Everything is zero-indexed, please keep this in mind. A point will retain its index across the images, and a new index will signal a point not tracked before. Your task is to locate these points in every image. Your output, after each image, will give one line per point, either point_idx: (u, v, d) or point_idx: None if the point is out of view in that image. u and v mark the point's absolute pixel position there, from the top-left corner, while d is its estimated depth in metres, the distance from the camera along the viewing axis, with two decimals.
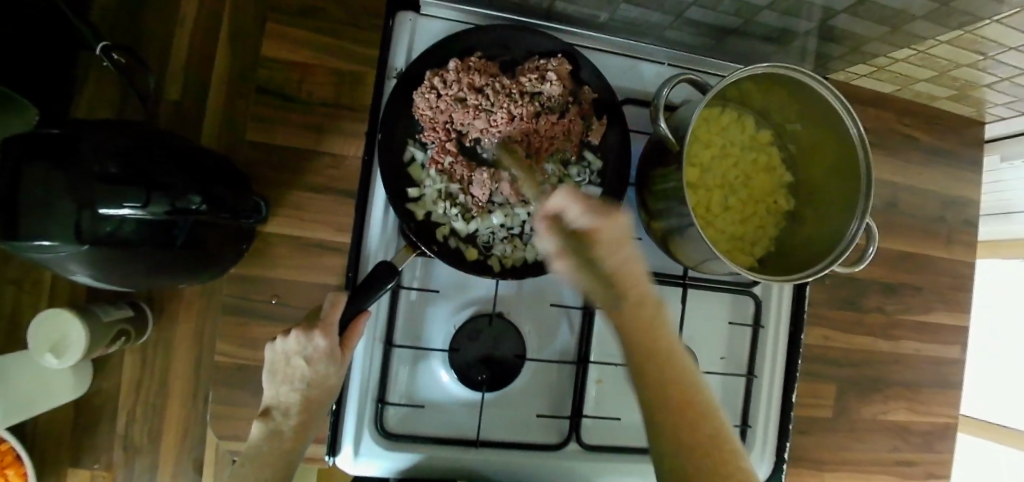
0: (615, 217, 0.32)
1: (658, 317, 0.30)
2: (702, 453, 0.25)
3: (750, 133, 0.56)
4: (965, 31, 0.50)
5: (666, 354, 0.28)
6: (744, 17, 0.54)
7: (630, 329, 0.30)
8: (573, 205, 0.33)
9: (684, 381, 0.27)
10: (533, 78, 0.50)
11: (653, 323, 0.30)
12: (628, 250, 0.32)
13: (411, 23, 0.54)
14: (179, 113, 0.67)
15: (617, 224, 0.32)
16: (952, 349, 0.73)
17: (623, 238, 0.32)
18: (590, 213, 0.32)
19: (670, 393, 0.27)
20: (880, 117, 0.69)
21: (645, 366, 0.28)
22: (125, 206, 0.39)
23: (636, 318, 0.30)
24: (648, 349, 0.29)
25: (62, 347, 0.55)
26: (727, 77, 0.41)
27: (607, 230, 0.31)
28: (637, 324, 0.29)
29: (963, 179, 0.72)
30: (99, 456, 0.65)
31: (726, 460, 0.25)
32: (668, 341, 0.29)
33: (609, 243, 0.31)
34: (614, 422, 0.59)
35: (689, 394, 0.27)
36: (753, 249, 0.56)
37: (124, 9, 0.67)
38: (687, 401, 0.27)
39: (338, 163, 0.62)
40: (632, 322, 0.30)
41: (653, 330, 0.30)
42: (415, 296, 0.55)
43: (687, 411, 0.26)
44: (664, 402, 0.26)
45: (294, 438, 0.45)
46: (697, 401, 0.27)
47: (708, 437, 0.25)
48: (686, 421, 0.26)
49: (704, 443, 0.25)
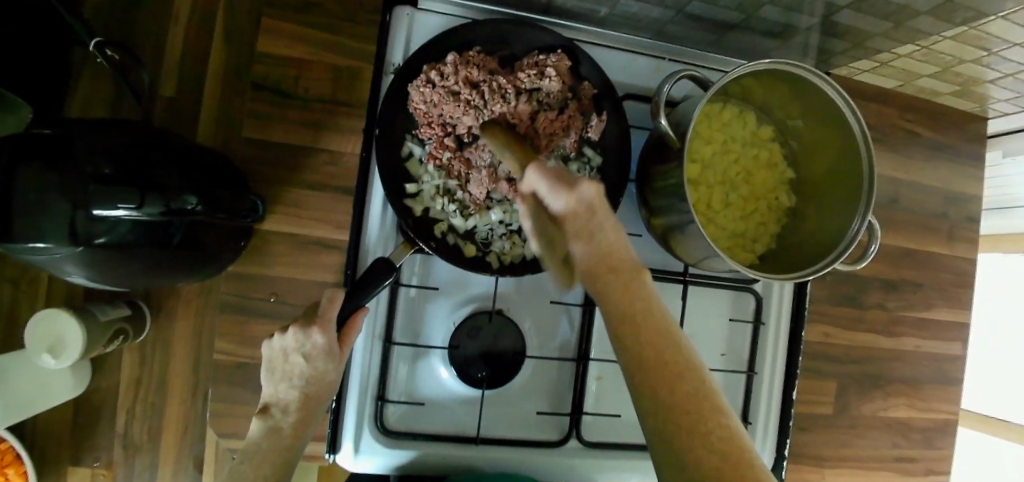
0: (579, 188, 0.36)
1: (636, 282, 0.31)
2: (683, 411, 0.24)
3: (751, 129, 0.56)
4: (969, 27, 0.50)
5: (645, 319, 0.29)
6: (747, 13, 0.53)
7: (609, 297, 0.31)
8: (541, 183, 0.37)
9: (664, 341, 0.28)
10: (532, 74, 0.48)
11: (630, 285, 0.31)
12: (593, 217, 0.35)
13: (409, 18, 0.53)
14: (175, 110, 0.67)
15: (580, 195, 0.35)
16: (953, 346, 0.73)
17: (587, 208, 0.35)
18: (554, 189, 0.36)
19: (649, 352, 0.27)
20: (882, 113, 0.69)
21: (624, 326, 0.29)
22: (119, 208, 0.39)
23: (612, 282, 0.31)
24: (627, 313, 0.29)
25: (59, 347, 0.54)
26: (729, 73, 0.41)
27: (572, 203, 0.35)
28: (607, 284, 0.32)
29: (965, 175, 0.72)
30: (99, 455, 0.65)
31: (705, 413, 0.25)
32: (650, 305, 0.30)
33: (571, 213, 0.35)
34: (614, 420, 0.59)
35: (669, 352, 0.27)
36: (754, 246, 0.56)
37: (119, 5, 0.67)
38: (667, 358, 0.27)
39: (337, 161, 0.62)
40: (613, 290, 0.31)
41: (632, 294, 0.30)
42: (414, 293, 0.54)
43: (664, 367, 0.26)
44: (642, 360, 0.27)
45: (293, 435, 0.44)
46: (676, 358, 0.27)
47: (688, 390, 0.25)
48: (664, 372, 0.26)
49: (685, 401, 0.25)
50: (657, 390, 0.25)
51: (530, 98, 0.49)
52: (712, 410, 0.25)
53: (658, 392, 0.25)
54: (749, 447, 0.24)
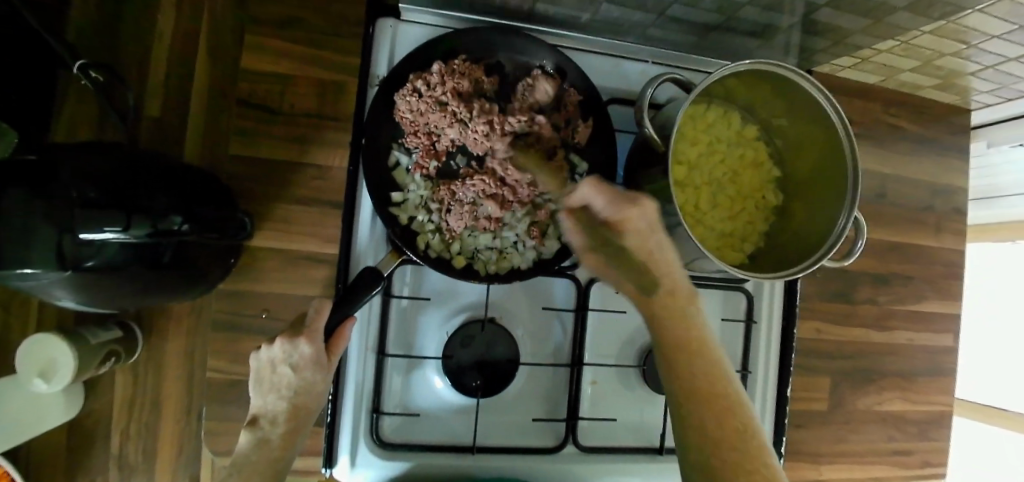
0: (639, 204, 0.37)
1: (691, 311, 0.37)
2: (728, 445, 0.30)
3: (735, 128, 0.56)
4: (947, 22, 0.50)
5: (700, 353, 0.35)
6: (727, 14, 0.53)
7: (667, 327, 0.36)
8: (597, 198, 0.38)
9: (712, 378, 0.33)
10: (521, 121, 0.50)
11: (685, 319, 0.36)
12: (652, 234, 0.37)
13: (392, 30, 0.53)
14: (160, 130, 0.67)
15: (640, 214, 0.37)
16: (945, 337, 0.74)
17: (647, 225, 0.37)
18: (611, 203, 0.38)
19: (700, 392, 0.33)
20: (866, 108, 0.69)
21: (679, 359, 0.34)
22: (105, 230, 0.39)
23: (669, 312, 0.37)
24: (683, 349, 0.35)
25: (50, 371, 0.54)
26: (711, 75, 0.41)
27: (633, 216, 0.37)
28: (660, 313, 0.37)
29: (951, 167, 0.72)
30: (94, 478, 0.65)
31: (746, 452, 0.30)
32: (704, 341, 0.35)
33: (631, 229, 0.37)
34: (611, 424, 0.59)
35: (718, 387, 0.33)
36: (743, 245, 0.56)
37: (101, 27, 0.67)
38: (716, 396, 0.32)
39: (324, 175, 0.62)
40: (671, 325, 0.36)
41: (688, 328, 0.36)
42: (406, 304, 0.54)
43: (715, 408, 0.32)
44: (694, 397, 0.32)
45: (282, 446, 0.44)
46: (723, 393, 0.33)
47: (732, 425, 0.31)
48: (712, 404, 0.32)
49: (728, 432, 0.31)
50: (705, 423, 0.31)
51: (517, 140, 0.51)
52: (755, 449, 0.30)
53: (708, 425, 0.31)
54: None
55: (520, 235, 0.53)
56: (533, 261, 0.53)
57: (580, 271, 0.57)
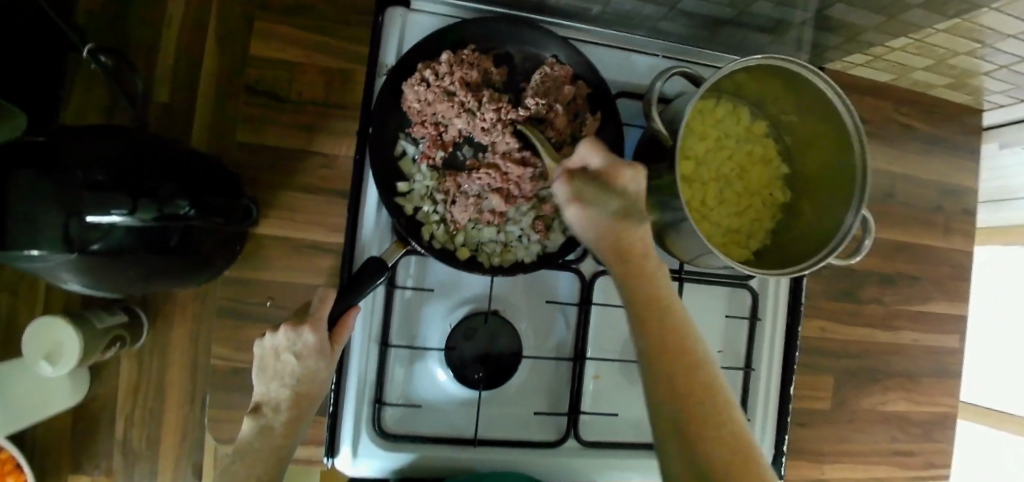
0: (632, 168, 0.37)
1: (656, 269, 0.36)
2: (696, 401, 0.29)
3: (744, 124, 0.56)
4: (962, 19, 0.49)
5: (667, 312, 0.33)
6: (738, 8, 0.53)
7: (637, 284, 0.35)
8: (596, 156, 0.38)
9: (679, 335, 0.32)
10: (540, 104, 0.49)
11: (652, 277, 0.36)
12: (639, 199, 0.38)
13: (402, 19, 0.53)
14: (169, 116, 0.67)
15: (634, 176, 0.37)
16: (951, 339, 0.73)
17: (637, 188, 0.37)
18: (610, 161, 0.37)
19: (669, 349, 0.31)
20: (877, 106, 0.68)
21: (648, 315, 0.33)
22: (112, 213, 0.39)
23: (638, 270, 0.36)
24: (655, 305, 0.34)
25: (57, 354, 0.54)
26: (721, 69, 0.41)
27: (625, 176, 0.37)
28: (630, 269, 0.36)
29: (962, 167, 0.72)
30: (99, 460, 0.65)
31: (714, 415, 0.29)
32: (672, 300, 0.35)
33: (623, 184, 0.37)
34: (612, 418, 0.59)
35: (686, 346, 0.32)
36: (749, 242, 0.56)
37: (111, 10, 0.67)
38: (684, 353, 0.31)
39: (331, 164, 0.62)
40: (638, 281, 0.35)
41: (656, 286, 0.35)
42: (410, 295, 0.54)
43: (682, 365, 0.30)
44: (662, 351, 0.31)
45: (284, 434, 0.44)
46: (693, 353, 0.31)
47: (700, 382, 0.30)
48: (679, 362, 0.30)
49: (695, 389, 0.29)
50: (675, 378, 0.30)
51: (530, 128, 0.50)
52: (723, 408, 0.29)
53: (676, 381, 0.30)
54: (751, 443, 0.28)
55: (524, 229, 0.53)
56: (537, 255, 0.53)
57: (585, 265, 0.56)
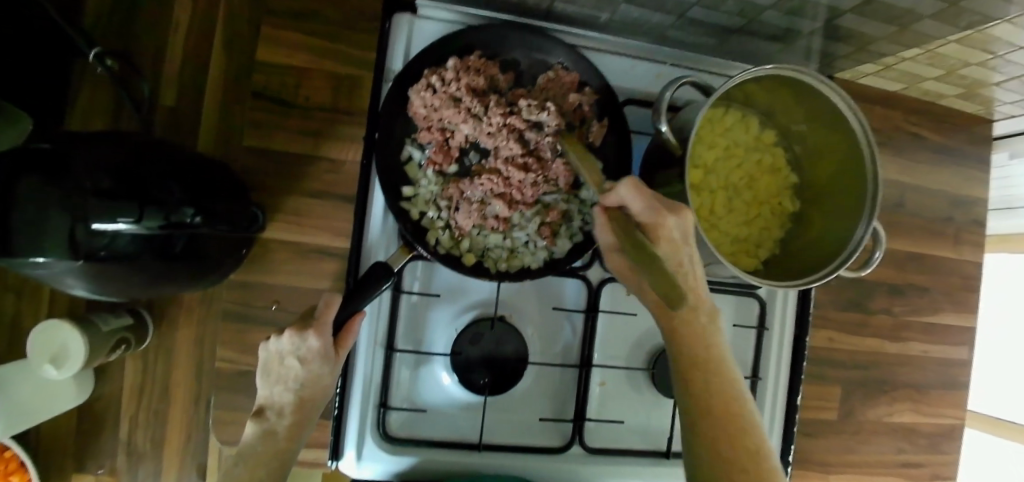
0: (675, 214, 0.36)
1: (708, 328, 0.38)
2: (730, 445, 0.33)
3: (754, 133, 0.55)
4: (974, 31, 0.49)
5: (700, 342, 0.37)
6: (748, 17, 0.52)
7: (687, 342, 0.37)
8: (636, 200, 0.37)
9: (728, 404, 0.35)
10: (532, 105, 0.49)
11: (702, 337, 0.37)
12: (684, 246, 0.37)
13: (409, 25, 0.53)
14: (176, 119, 0.67)
15: (678, 224, 0.36)
16: (958, 350, 0.73)
17: (681, 236, 0.37)
18: (647, 208, 0.36)
19: (697, 364, 0.36)
20: (886, 116, 0.68)
21: (698, 381, 0.35)
22: (119, 221, 0.39)
23: (689, 329, 0.37)
24: (703, 371, 0.36)
25: (61, 358, 0.55)
26: (733, 78, 0.40)
27: (668, 226, 0.36)
28: (683, 329, 0.37)
29: (971, 177, 0.71)
30: (103, 462, 0.65)
31: (748, 461, 0.32)
32: (720, 358, 0.37)
33: (665, 237, 0.37)
34: (617, 425, 0.58)
35: (708, 360, 0.36)
36: (758, 251, 0.56)
37: (118, 13, 0.67)
38: (731, 417, 0.34)
39: (338, 169, 0.62)
40: (683, 334, 0.37)
41: (707, 346, 0.37)
42: (416, 299, 0.54)
43: (716, 398, 0.35)
44: (711, 414, 0.34)
45: (287, 439, 0.44)
46: (737, 415, 0.34)
47: (745, 450, 0.33)
48: (704, 377, 0.36)
49: (728, 425, 0.34)
50: (721, 450, 0.33)
51: (533, 130, 0.50)
52: (764, 465, 0.32)
53: (711, 419, 0.34)
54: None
55: (530, 235, 0.52)
56: (544, 262, 0.53)
57: (592, 272, 0.57)
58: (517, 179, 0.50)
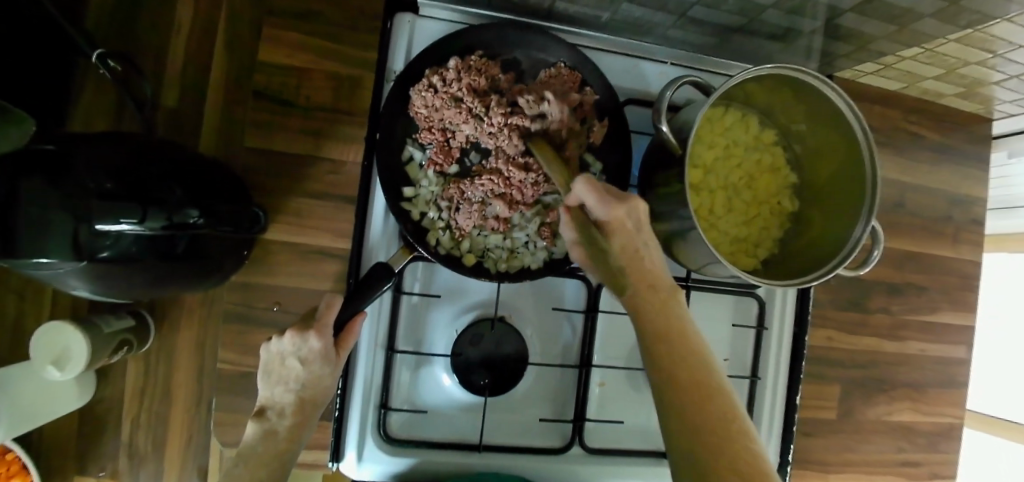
0: (628, 204, 0.38)
1: (670, 302, 0.36)
2: (703, 417, 0.30)
3: (753, 133, 0.55)
4: (974, 30, 0.49)
5: (664, 319, 0.35)
6: (748, 16, 0.52)
7: (649, 318, 0.35)
8: (589, 195, 0.39)
9: (694, 373, 0.32)
10: (532, 99, 0.48)
11: (665, 308, 0.36)
12: (637, 234, 0.38)
13: (410, 24, 0.53)
14: (177, 120, 0.67)
15: (630, 214, 0.38)
16: (957, 349, 0.73)
17: (634, 225, 0.38)
18: (602, 202, 0.38)
19: (662, 337, 0.34)
20: (886, 115, 0.68)
21: (662, 353, 0.33)
22: (121, 222, 0.39)
23: (650, 303, 0.36)
24: (666, 343, 0.34)
25: (64, 360, 0.55)
26: (733, 78, 0.41)
27: (618, 216, 0.38)
28: (645, 305, 0.36)
29: (971, 177, 0.71)
30: (105, 464, 0.66)
31: (722, 432, 0.29)
32: (685, 328, 0.35)
33: (619, 227, 0.38)
34: (617, 426, 0.58)
35: (675, 333, 0.34)
36: (756, 251, 0.56)
37: (119, 14, 0.67)
38: (699, 388, 0.31)
39: (339, 170, 0.62)
40: (648, 312, 0.36)
41: (668, 316, 0.35)
42: (416, 300, 0.54)
43: (683, 370, 0.32)
44: (680, 386, 0.31)
45: (288, 439, 0.44)
46: (704, 381, 0.31)
47: (714, 415, 0.30)
48: (669, 347, 0.33)
49: (697, 396, 0.31)
50: (688, 417, 0.30)
51: (535, 123, 0.49)
52: (737, 438, 0.29)
53: (680, 393, 0.31)
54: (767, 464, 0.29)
55: (530, 235, 0.53)
56: (544, 262, 0.53)
57: None
58: (517, 179, 0.50)
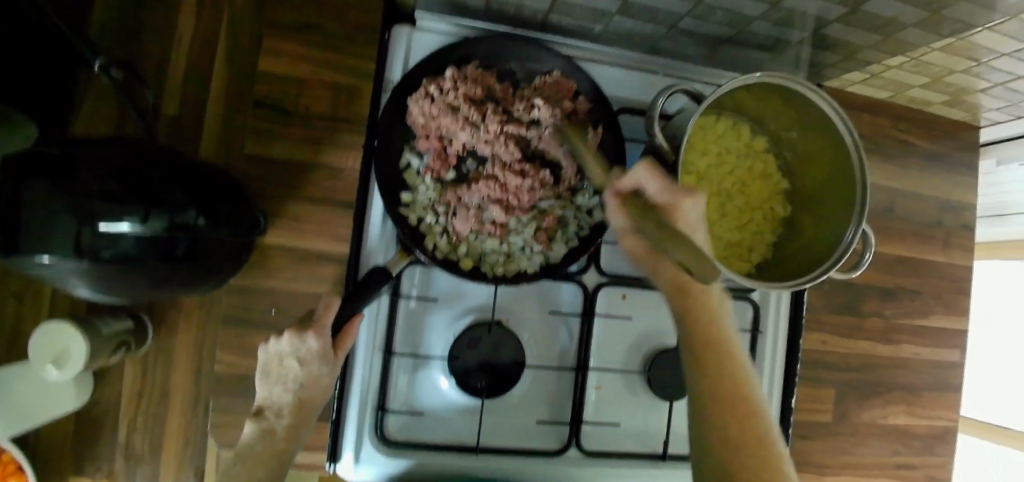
0: (691, 196, 0.38)
1: (713, 307, 0.36)
2: (738, 427, 0.30)
3: (745, 141, 0.56)
4: (957, 39, 0.51)
5: (709, 323, 0.35)
6: (738, 27, 0.54)
7: (695, 320, 0.35)
8: (652, 183, 0.38)
9: (738, 387, 0.32)
10: (523, 106, 0.51)
11: (714, 315, 0.35)
12: (697, 228, 0.38)
13: (408, 37, 0.54)
14: (179, 127, 0.68)
15: (692, 207, 0.38)
16: (951, 353, 0.73)
17: (694, 218, 0.38)
18: (670, 190, 0.38)
19: (707, 341, 0.34)
20: (875, 123, 0.70)
21: (706, 361, 0.33)
22: (123, 222, 0.40)
23: (699, 307, 0.35)
24: (714, 351, 0.33)
25: (63, 359, 0.55)
26: (722, 87, 0.42)
27: (684, 207, 0.37)
28: (693, 306, 0.36)
29: (959, 182, 0.72)
30: (102, 466, 0.66)
31: (756, 445, 0.29)
32: (726, 336, 0.35)
33: (685, 217, 0.37)
34: (613, 428, 0.59)
35: (719, 339, 0.34)
36: (750, 255, 0.57)
37: (125, 25, 0.68)
38: (739, 397, 0.31)
39: (338, 175, 0.63)
40: (692, 314, 0.35)
41: (717, 324, 0.35)
42: (414, 304, 0.55)
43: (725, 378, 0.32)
44: (717, 394, 0.31)
45: (285, 439, 0.44)
46: (746, 396, 0.31)
47: (752, 429, 0.30)
48: (711, 352, 0.33)
49: (736, 407, 0.31)
50: (726, 430, 0.30)
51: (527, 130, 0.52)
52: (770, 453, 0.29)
53: (719, 401, 0.31)
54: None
55: (526, 240, 0.53)
56: (540, 266, 0.53)
57: (588, 276, 0.57)
58: (512, 184, 0.51)
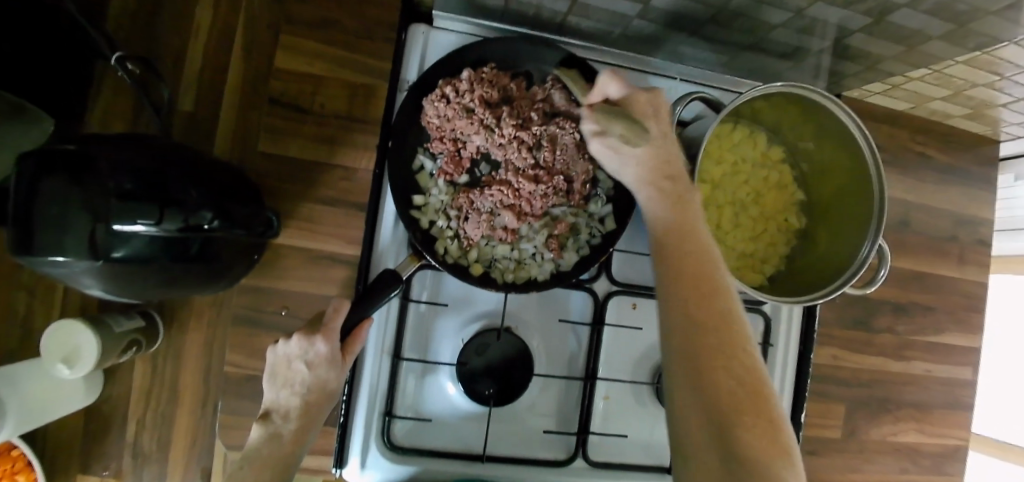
0: (648, 90, 0.39)
1: (690, 211, 0.36)
2: (700, 309, 0.31)
3: (761, 150, 0.56)
4: (982, 52, 0.49)
5: (681, 221, 0.36)
6: (758, 35, 0.53)
7: (665, 215, 0.36)
8: (612, 84, 0.39)
9: (702, 266, 0.33)
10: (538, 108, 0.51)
11: (685, 209, 0.36)
12: (658, 119, 0.38)
13: (424, 36, 0.54)
14: (192, 123, 0.68)
15: (653, 100, 0.38)
16: (963, 370, 0.73)
17: (654, 110, 0.38)
18: (628, 88, 0.39)
19: (674, 232, 0.35)
20: (893, 135, 0.69)
21: (672, 246, 0.35)
22: (139, 223, 0.40)
23: (670, 199, 0.37)
24: (682, 238, 0.35)
25: (74, 357, 0.55)
26: (744, 94, 0.41)
27: (641, 99, 0.38)
28: (669, 194, 0.37)
29: (978, 198, 0.71)
30: (109, 463, 0.66)
31: (717, 320, 0.30)
32: (697, 231, 0.35)
33: (640, 108, 0.38)
34: (621, 439, 0.58)
35: (686, 229, 0.35)
36: (763, 266, 0.56)
37: (139, 19, 0.68)
38: (702, 278, 0.32)
39: (350, 177, 0.63)
40: (667, 210, 0.36)
41: (685, 213, 0.36)
42: (424, 308, 0.55)
43: (689, 267, 0.33)
44: (679, 276, 0.33)
45: (292, 442, 0.45)
46: (712, 277, 0.32)
47: (714, 312, 0.31)
48: (676, 240, 0.35)
49: (699, 290, 0.32)
50: (687, 306, 0.31)
51: (542, 134, 0.51)
52: (735, 333, 0.30)
53: (687, 290, 0.32)
54: (759, 367, 0.30)
55: (537, 247, 0.53)
56: (550, 273, 0.53)
57: (599, 285, 0.57)
58: (524, 190, 0.50)
